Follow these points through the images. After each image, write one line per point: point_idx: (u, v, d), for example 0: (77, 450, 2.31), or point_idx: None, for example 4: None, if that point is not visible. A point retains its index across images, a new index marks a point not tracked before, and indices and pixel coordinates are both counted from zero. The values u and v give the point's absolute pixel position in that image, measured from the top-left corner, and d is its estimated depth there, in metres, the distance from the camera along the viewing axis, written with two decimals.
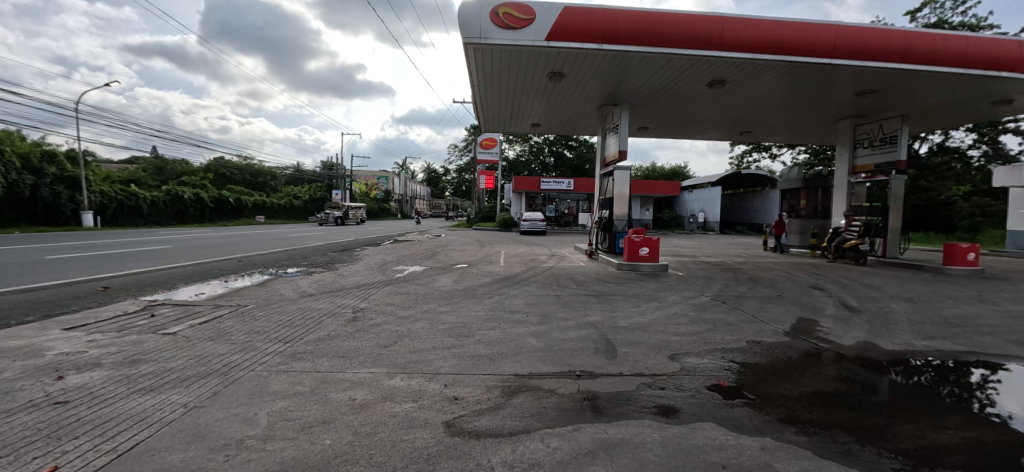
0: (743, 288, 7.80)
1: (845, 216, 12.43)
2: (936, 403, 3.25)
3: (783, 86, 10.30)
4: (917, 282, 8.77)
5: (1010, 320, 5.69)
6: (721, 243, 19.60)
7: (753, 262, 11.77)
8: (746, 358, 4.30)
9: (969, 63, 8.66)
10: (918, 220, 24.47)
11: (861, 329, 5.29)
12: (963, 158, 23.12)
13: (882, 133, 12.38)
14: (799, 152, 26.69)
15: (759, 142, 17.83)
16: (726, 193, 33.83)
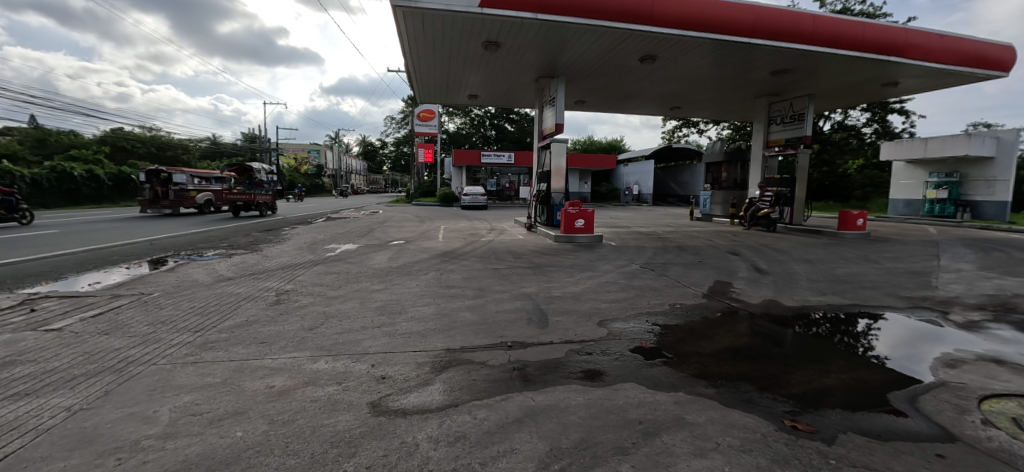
0: (669, 256, 8.27)
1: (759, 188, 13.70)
2: (827, 350, 3.65)
3: (709, 63, 10.75)
4: (816, 245, 9.85)
5: (887, 276, 6.56)
6: (654, 214, 20.66)
7: (680, 231, 12.55)
8: (667, 321, 4.56)
9: (864, 47, 9.51)
10: (822, 192, 27.36)
11: (768, 288, 5.85)
12: (858, 135, 25.84)
13: (792, 110, 13.49)
14: (723, 128, 28.46)
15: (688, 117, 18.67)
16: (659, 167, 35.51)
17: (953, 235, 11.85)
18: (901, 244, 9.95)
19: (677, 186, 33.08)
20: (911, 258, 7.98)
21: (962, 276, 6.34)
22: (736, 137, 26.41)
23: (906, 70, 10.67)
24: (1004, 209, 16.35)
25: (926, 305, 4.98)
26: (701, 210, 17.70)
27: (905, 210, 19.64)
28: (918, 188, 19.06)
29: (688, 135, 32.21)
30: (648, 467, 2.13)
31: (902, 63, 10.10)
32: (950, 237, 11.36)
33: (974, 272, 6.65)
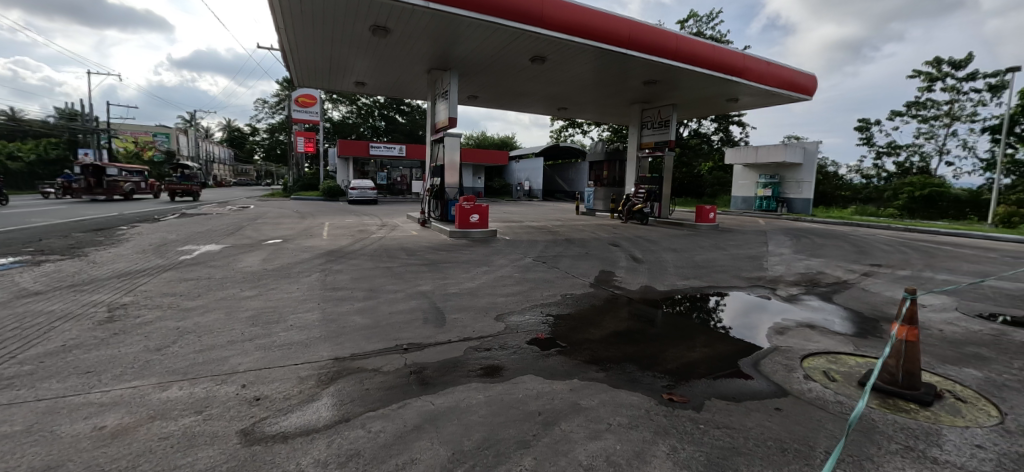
0: (559, 248, 8.76)
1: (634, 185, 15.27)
2: (691, 327, 4.22)
3: (592, 69, 11.63)
4: (679, 236, 11.35)
5: (731, 261, 7.87)
6: (545, 209, 21.76)
7: (568, 225, 13.41)
8: (560, 311, 4.79)
9: (714, 66, 11.21)
10: (682, 189, 31.81)
11: (643, 275, 6.56)
12: (708, 141, 30.53)
13: (660, 117, 15.35)
14: (604, 130, 31.22)
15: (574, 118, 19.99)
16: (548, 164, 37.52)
17: (774, 226, 14.78)
18: (740, 234, 12.05)
19: (565, 182, 35.30)
20: (747, 245, 9.70)
21: (781, 259, 7.90)
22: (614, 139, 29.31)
23: (742, 88, 12.90)
24: (807, 204, 20.91)
25: (760, 284, 6.07)
26: (587, 205, 19.30)
27: (742, 206, 23.92)
28: (752, 187, 23.34)
29: (574, 135, 34.61)
30: (549, 456, 2.19)
31: (740, 83, 12.17)
32: (772, 227, 14.14)
33: (789, 255, 8.34)
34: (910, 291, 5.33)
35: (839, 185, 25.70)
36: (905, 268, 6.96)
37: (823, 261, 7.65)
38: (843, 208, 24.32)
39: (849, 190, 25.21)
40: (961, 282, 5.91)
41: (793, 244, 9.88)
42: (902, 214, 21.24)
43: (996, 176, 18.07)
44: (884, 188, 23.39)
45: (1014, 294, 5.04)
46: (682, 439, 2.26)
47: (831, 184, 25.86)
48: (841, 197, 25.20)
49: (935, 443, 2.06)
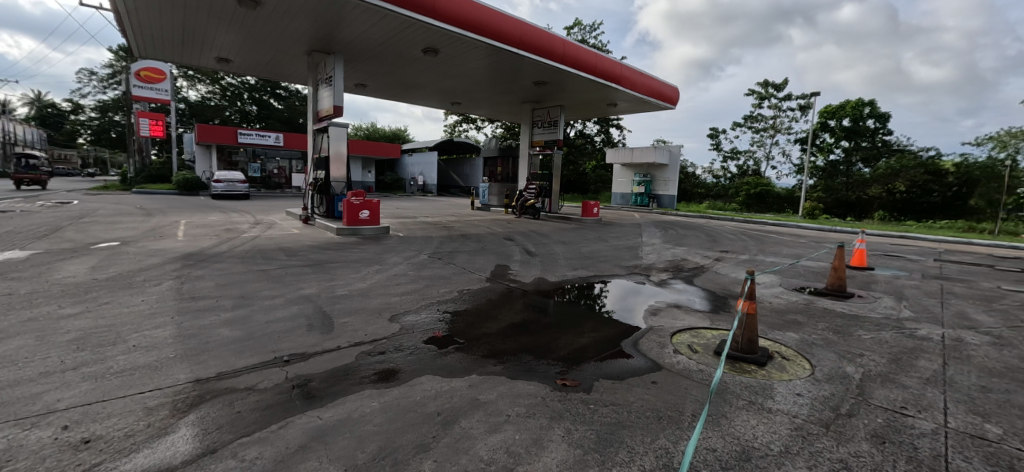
0: (456, 244, 8.66)
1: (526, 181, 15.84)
2: (580, 314, 4.51)
3: (485, 65, 11.72)
4: (568, 230, 12.11)
5: (612, 251, 8.64)
6: (440, 205, 21.40)
7: (463, 220, 13.36)
8: (457, 306, 4.71)
9: (595, 72, 12.20)
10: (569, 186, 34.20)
11: (536, 268, 6.82)
12: (592, 142, 33.16)
13: (549, 117, 16.17)
14: (498, 127, 31.88)
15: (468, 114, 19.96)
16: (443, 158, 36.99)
17: (647, 219, 16.75)
18: (620, 227, 13.37)
19: (460, 178, 35.15)
20: (625, 237, 10.79)
21: (653, 249, 8.95)
22: (507, 137, 30.08)
23: (619, 95, 14.26)
24: (672, 199, 24.11)
25: (637, 271, 6.78)
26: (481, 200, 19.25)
27: (621, 201, 26.51)
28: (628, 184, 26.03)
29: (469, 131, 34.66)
30: (450, 456, 2.13)
31: (617, 89, 13.43)
32: (645, 221, 16.02)
33: (658, 245, 9.49)
34: (748, 271, 6.46)
35: (696, 184, 30.27)
36: (743, 253, 8.44)
37: (684, 250, 8.88)
38: (699, 203, 28.54)
39: (703, 188, 29.70)
40: (780, 262, 7.39)
41: (662, 235, 11.30)
42: (742, 208, 25.87)
43: (803, 177, 23.09)
44: (729, 187, 28.63)
45: (813, 270, 6.47)
46: (576, 421, 2.39)
47: (690, 183, 30.18)
48: (697, 194, 29.76)
49: (767, 396, 2.51)
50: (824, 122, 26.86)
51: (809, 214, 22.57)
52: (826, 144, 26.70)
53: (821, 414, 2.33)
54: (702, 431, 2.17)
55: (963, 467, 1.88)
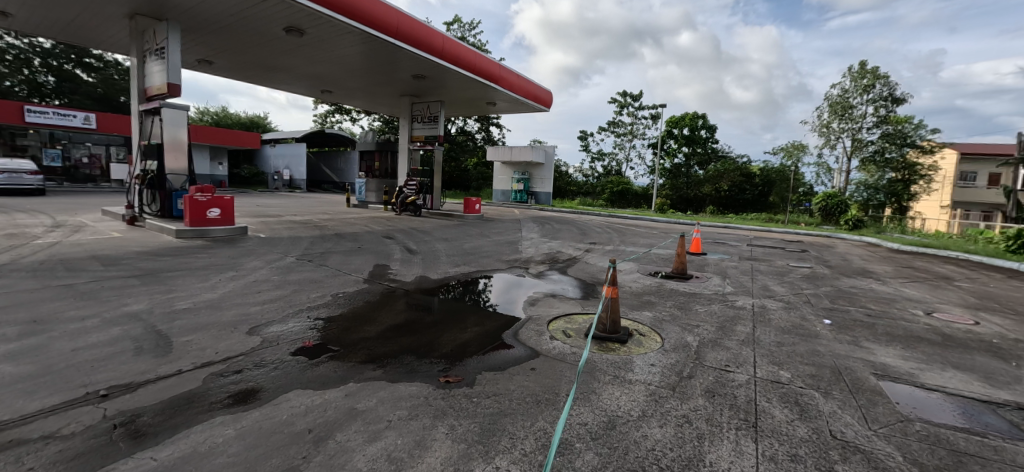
0: (328, 244, 7.88)
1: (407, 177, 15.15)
2: (463, 309, 4.52)
3: (359, 53, 10.94)
4: (450, 226, 11.99)
5: (494, 247, 8.83)
6: (311, 202, 19.35)
7: (338, 218, 12.26)
8: (331, 312, 4.28)
9: (474, 70, 12.34)
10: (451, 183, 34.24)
11: (419, 266, 6.60)
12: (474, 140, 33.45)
13: (428, 112, 15.69)
14: (375, 120, 30.21)
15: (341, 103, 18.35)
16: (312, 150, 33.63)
17: (527, 215, 17.64)
18: (501, 223, 13.78)
19: (334, 172, 32.17)
20: (506, 232, 11.15)
21: (531, 243, 9.44)
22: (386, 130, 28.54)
23: (498, 95, 14.69)
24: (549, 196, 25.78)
25: (517, 264, 7.06)
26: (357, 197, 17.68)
27: (502, 198, 27.26)
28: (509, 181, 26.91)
29: (343, 122, 32.10)
30: None
31: (496, 89, 13.82)
32: (524, 216, 16.84)
33: (536, 239, 10.03)
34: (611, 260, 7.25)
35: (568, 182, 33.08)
36: (608, 244, 9.41)
37: (559, 243, 9.56)
38: (572, 199, 30.89)
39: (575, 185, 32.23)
40: (637, 251, 8.47)
41: (540, 230, 11.99)
42: (609, 203, 28.68)
43: (654, 177, 26.65)
44: (597, 185, 31.89)
45: (661, 257, 7.56)
46: (459, 416, 2.39)
47: (564, 181, 32.44)
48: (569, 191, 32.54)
49: (627, 369, 2.85)
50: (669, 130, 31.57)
51: (660, 209, 26.35)
52: (673, 148, 31.43)
53: (669, 378, 2.72)
54: (575, 408, 2.35)
55: (766, 407, 2.40)
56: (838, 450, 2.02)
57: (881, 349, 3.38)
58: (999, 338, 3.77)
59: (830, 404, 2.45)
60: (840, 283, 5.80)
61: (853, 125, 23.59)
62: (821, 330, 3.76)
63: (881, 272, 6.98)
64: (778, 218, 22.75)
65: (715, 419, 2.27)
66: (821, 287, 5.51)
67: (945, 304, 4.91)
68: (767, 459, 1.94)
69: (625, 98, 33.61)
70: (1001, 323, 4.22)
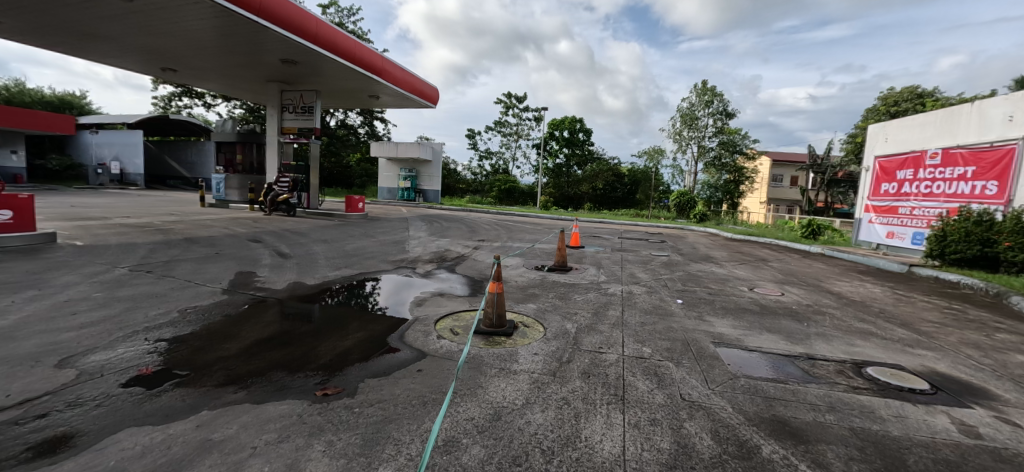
0: (172, 251, 6.54)
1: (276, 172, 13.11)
2: (348, 315, 4.17)
3: (213, 29, 9.38)
4: (330, 226, 10.99)
5: (380, 247, 8.35)
6: (150, 200, 15.96)
7: (189, 219, 10.32)
8: (177, 332, 3.54)
9: (354, 60, 11.57)
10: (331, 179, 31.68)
11: (292, 271, 5.88)
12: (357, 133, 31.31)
13: (302, 102, 13.93)
14: (236, 106, 26.50)
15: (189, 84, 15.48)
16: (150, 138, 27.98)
17: (416, 213, 17.15)
18: (388, 221, 13.15)
19: (182, 166, 27.05)
20: (393, 231, 10.67)
21: (419, 242, 9.20)
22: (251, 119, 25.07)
23: (383, 88, 14.03)
24: (437, 194, 25.86)
25: (404, 265, 6.81)
26: (215, 195, 14.83)
27: (388, 196, 26.38)
28: (394, 179, 26.03)
29: (192, 107, 27.36)
30: None
31: (380, 82, 13.18)
32: (412, 214, 16.36)
33: (424, 238, 9.81)
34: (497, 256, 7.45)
35: (457, 180, 33.08)
36: (496, 241, 9.63)
37: (448, 241, 9.49)
38: (461, 197, 31.37)
39: (464, 183, 32.80)
40: (522, 247, 8.84)
41: (429, 229, 11.76)
42: (497, 201, 29.79)
43: (539, 176, 28.28)
44: (485, 183, 32.76)
45: (544, 251, 8.02)
46: (338, 430, 2.13)
47: (453, 178, 32.72)
48: (459, 189, 32.68)
49: (512, 361, 2.96)
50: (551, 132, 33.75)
51: (544, 206, 28.03)
52: (554, 150, 33.69)
53: (550, 365, 2.91)
54: (463, 405, 2.34)
55: (631, 381, 2.71)
56: (686, 410, 2.37)
57: (718, 321, 4.07)
58: (793, 304, 4.85)
59: (680, 372, 2.87)
60: (688, 268, 6.83)
61: (698, 134, 28.03)
62: (674, 309, 4.40)
63: (719, 257, 8.38)
64: (644, 212, 25.87)
65: (589, 397, 2.47)
66: (674, 272, 6.42)
67: (760, 280, 6.13)
68: (632, 427, 2.17)
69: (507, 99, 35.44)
70: (795, 293, 5.42)
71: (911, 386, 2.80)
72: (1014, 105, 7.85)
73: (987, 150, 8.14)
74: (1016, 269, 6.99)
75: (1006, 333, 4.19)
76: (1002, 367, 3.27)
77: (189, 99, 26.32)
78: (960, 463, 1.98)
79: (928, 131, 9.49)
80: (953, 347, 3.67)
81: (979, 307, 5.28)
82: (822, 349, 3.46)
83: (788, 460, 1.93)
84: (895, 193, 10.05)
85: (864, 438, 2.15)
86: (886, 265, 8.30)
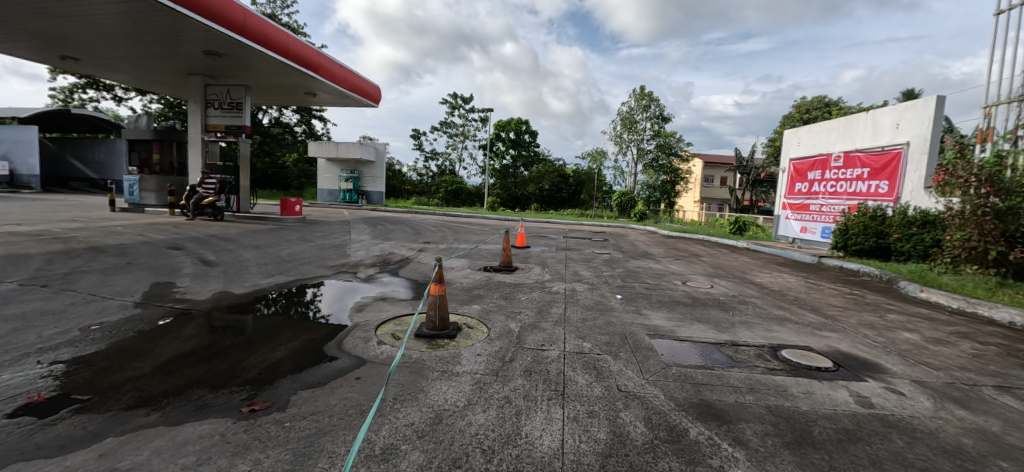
0: (70, 262, 5.76)
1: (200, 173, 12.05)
2: (284, 324, 3.92)
3: (122, 15, 8.44)
4: (262, 230, 10.27)
5: (318, 251, 7.93)
6: (44, 205, 13.99)
7: (95, 226, 9.18)
8: (76, 352, 3.11)
9: (289, 55, 10.96)
10: (266, 181, 29.70)
11: (218, 280, 5.42)
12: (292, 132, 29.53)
13: (229, 97, 12.93)
14: (152, 101, 24.02)
15: (92, 74, 13.78)
16: (44, 135, 24.60)
17: (359, 216, 16.51)
18: (328, 225, 12.53)
19: (86, 166, 24.07)
20: (333, 235, 10.19)
21: (361, 245, 8.86)
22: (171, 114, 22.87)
23: (322, 85, 13.41)
24: (380, 196, 25.03)
25: (345, 269, 6.53)
26: (126, 198, 13.49)
27: (329, 198, 25.18)
28: (335, 180, 24.92)
29: (98, 100, 24.42)
30: None
31: (318, 79, 12.59)
32: (354, 217, 15.72)
33: (366, 242, 9.46)
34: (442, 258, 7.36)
35: (403, 181, 32.34)
36: (441, 243, 9.52)
37: (392, 244, 9.24)
38: (407, 199, 30.69)
39: (409, 185, 32.22)
40: (467, 248, 8.81)
41: (372, 231, 11.36)
42: (443, 202, 29.42)
43: (486, 177, 28.26)
44: (431, 184, 32.30)
45: (490, 252, 8.04)
46: (266, 447, 1.98)
47: (398, 180, 31.96)
48: (405, 190, 31.95)
49: (455, 363, 2.94)
50: (497, 133, 33.99)
51: (491, 207, 28.03)
52: (501, 151, 33.88)
53: (492, 365, 2.92)
54: (403, 411, 2.28)
55: (571, 375, 2.79)
56: (622, 400, 2.47)
57: (654, 314, 4.29)
58: (720, 295, 5.24)
59: (618, 364, 3.00)
60: (627, 265, 7.14)
61: (637, 137, 29.49)
62: (614, 304, 4.59)
63: (657, 254, 8.84)
64: (588, 212, 26.77)
65: (530, 395, 2.50)
66: (614, 269, 6.69)
67: (692, 274, 6.55)
68: (571, 420, 2.23)
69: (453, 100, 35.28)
70: (722, 285, 5.85)
71: (818, 365, 3.11)
72: (898, 114, 8.99)
73: (879, 153, 9.26)
74: (903, 258, 8.10)
75: (894, 313, 4.80)
76: (890, 343, 3.74)
77: (93, 91, 23.47)
78: (856, 430, 2.23)
79: (833, 136, 10.62)
80: (853, 328, 4.14)
81: (873, 292, 6.00)
82: (745, 336, 3.76)
83: (713, 440, 2.07)
84: (807, 192, 11.14)
85: (778, 414, 2.36)
86: (800, 257, 9.18)
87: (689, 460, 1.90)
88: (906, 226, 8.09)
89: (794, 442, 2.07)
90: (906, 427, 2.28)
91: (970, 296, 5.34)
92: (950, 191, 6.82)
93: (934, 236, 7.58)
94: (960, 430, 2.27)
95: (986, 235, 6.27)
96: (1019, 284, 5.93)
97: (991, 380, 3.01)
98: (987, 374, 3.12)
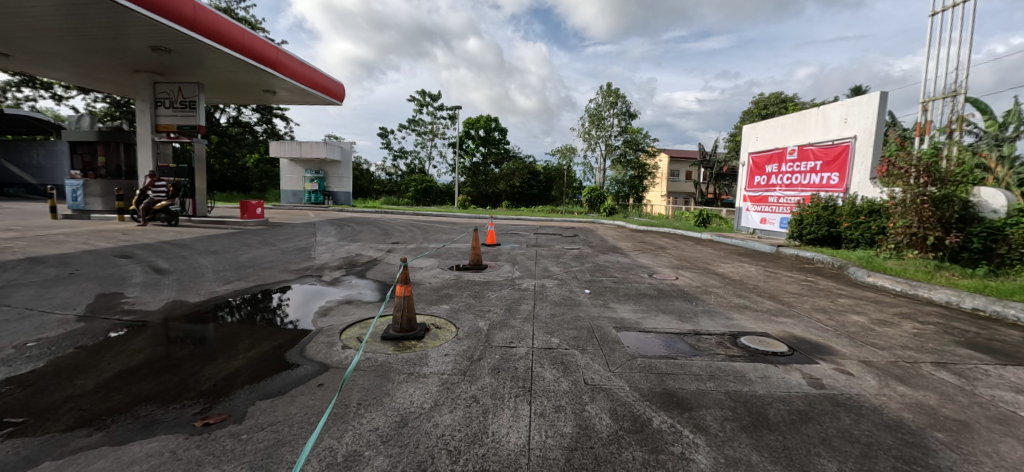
0: (3, 275, 5.32)
1: (149, 175, 11.36)
2: (246, 332, 3.77)
3: (57, 8, 7.86)
4: (221, 235, 9.79)
5: (280, 255, 7.65)
6: None
7: (33, 235, 8.52)
8: (8, 372, 2.87)
9: (245, 51, 10.51)
10: (225, 182, 28.44)
11: (170, 289, 5.14)
12: (252, 131, 28.32)
13: (181, 96, 12.27)
14: (96, 99, 22.54)
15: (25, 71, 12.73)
16: None
17: (325, 217, 16.03)
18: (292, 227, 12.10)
19: (23, 171, 22.30)
20: (296, 238, 9.85)
21: (327, 248, 8.61)
22: (117, 114, 21.49)
23: (282, 83, 12.93)
24: (348, 196, 24.33)
25: (309, 273, 6.31)
26: (69, 204, 12.61)
27: (293, 200, 24.33)
28: (300, 181, 24.12)
29: (34, 99, 22.66)
30: None
31: (278, 76, 12.12)
32: (321, 219, 15.26)
33: (332, 244, 9.21)
34: (410, 258, 7.26)
35: (372, 181, 31.69)
36: (410, 243, 9.37)
37: (359, 246, 9.02)
38: (375, 199, 30.04)
39: (377, 184, 31.59)
40: (437, 248, 8.73)
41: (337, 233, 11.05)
42: (413, 202, 28.98)
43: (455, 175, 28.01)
44: (400, 183, 31.77)
45: (459, 251, 7.97)
46: (220, 462, 1.90)
47: (365, 180, 31.29)
48: (374, 190, 31.34)
49: (422, 364, 2.90)
50: (467, 131, 33.79)
51: (462, 205, 27.75)
52: (471, 148, 33.68)
53: (459, 365, 2.90)
54: (366, 417, 2.23)
55: (539, 371, 2.81)
56: (588, 393, 2.51)
57: (621, 307, 4.38)
58: (685, 287, 5.40)
59: (585, 358, 3.04)
60: (596, 259, 7.25)
61: (604, 133, 29.96)
62: (582, 298, 4.66)
63: (625, 248, 9.00)
64: (559, 208, 26.98)
65: (498, 392, 2.51)
66: (583, 264, 6.77)
67: (658, 267, 6.73)
68: (538, 416, 2.24)
69: (421, 98, 34.84)
70: (686, 276, 6.04)
71: (774, 350, 3.25)
72: (846, 109, 9.48)
73: (830, 146, 9.77)
74: (853, 245, 8.65)
75: (844, 297, 5.08)
76: (840, 326, 3.97)
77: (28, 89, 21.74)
78: (808, 411, 2.34)
79: (787, 131, 11.10)
80: (807, 313, 4.37)
81: (826, 278, 6.32)
82: (707, 325, 3.89)
83: (675, 428, 2.13)
84: (766, 184, 11.62)
85: (736, 399, 2.46)
86: (760, 247, 9.59)
87: (652, 448, 1.95)
88: (855, 215, 8.60)
89: (750, 426, 2.16)
90: (852, 405, 2.43)
91: (911, 279, 5.73)
92: (893, 182, 7.27)
93: (879, 224, 8.10)
94: (901, 405, 2.44)
95: (925, 222, 6.72)
96: (954, 266, 6.42)
97: (929, 357, 3.23)
98: (926, 351, 3.35)
